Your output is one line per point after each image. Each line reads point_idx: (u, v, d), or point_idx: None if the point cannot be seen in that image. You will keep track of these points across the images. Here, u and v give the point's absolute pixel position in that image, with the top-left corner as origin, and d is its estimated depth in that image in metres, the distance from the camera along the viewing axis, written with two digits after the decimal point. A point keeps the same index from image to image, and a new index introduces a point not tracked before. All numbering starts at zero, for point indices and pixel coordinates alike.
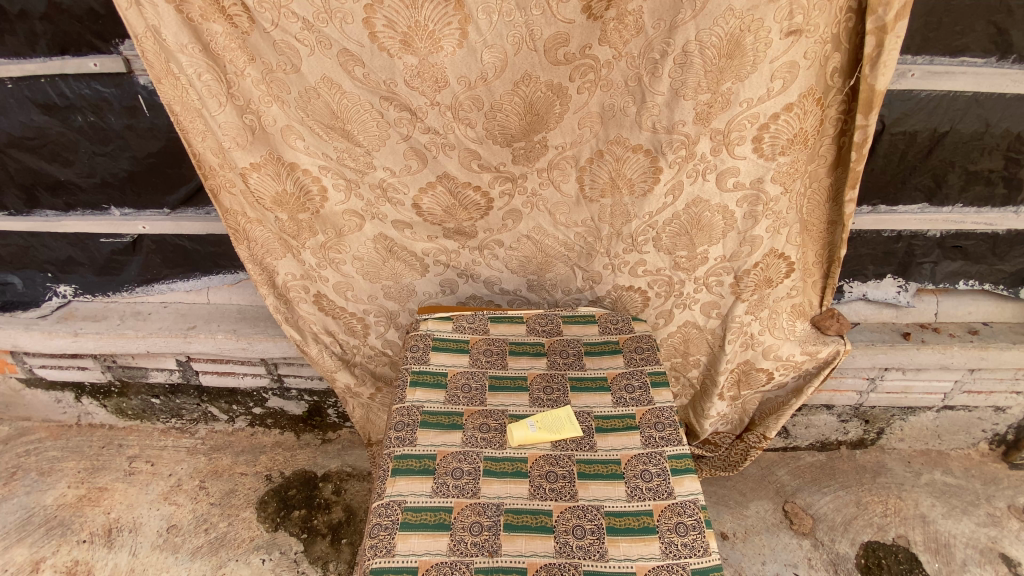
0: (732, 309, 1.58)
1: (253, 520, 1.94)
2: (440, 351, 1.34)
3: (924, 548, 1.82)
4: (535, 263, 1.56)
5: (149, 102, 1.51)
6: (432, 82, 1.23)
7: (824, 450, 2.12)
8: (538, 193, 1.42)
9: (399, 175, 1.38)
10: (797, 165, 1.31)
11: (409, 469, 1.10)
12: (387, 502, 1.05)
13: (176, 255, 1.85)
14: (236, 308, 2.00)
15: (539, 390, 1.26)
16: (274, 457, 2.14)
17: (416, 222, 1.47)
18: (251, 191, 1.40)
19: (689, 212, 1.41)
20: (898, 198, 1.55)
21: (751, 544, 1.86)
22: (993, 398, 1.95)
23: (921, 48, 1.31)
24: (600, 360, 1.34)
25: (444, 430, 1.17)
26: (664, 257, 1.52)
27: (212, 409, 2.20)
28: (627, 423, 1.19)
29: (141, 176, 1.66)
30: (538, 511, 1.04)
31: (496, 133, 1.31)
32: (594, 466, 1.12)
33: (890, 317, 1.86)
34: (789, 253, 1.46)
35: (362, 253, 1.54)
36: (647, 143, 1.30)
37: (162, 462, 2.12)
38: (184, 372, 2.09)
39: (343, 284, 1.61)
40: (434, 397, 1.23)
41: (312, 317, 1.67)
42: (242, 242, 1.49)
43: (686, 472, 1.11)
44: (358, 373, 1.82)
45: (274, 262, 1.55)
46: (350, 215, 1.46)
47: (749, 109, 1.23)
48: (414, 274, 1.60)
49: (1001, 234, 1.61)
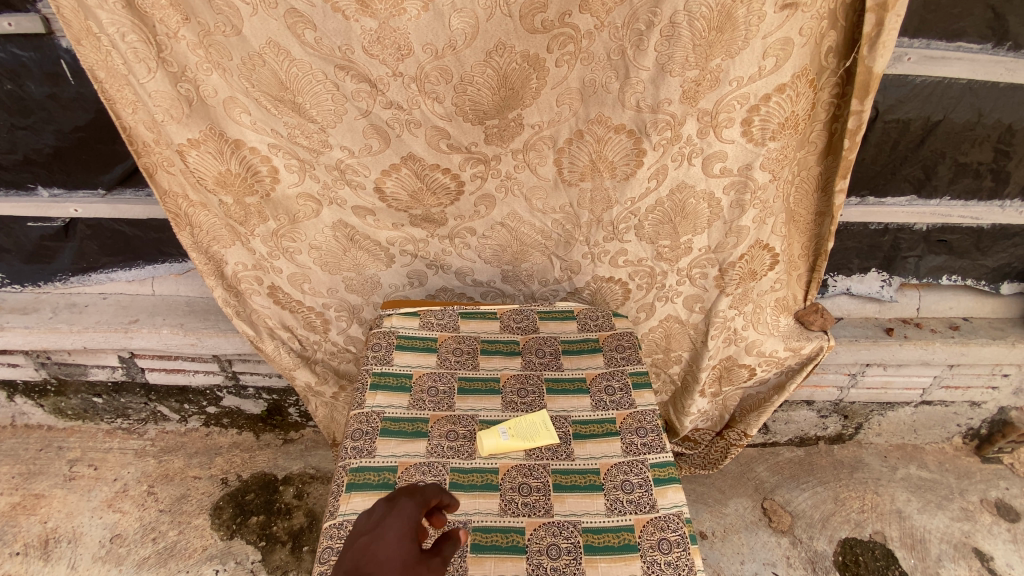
0: (715, 303, 1.51)
1: (206, 528, 1.81)
2: (405, 350, 1.23)
3: (900, 544, 1.81)
4: (510, 252, 1.45)
5: (74, 69, 1.34)
6: (393, 49, 1.09)
7: (802, 445, 2.09)
8: (512, 176, 1.30)
9: (358, 156, 1.24)
10: (786, 151, 1.23)
11: (366, 484, 0.98)
12: (340, 522, 0.94)
13: (116, 241, 1.68)
14: (184, 301, 1.81)
15: (513, 393, 1.16)
16: (231, 458, 2.00)
17: (378, 208, 1.34)
18: (191, 170, 1.25)
19: (673, 198, 1.32)
20: (887, 189, 1.48)
21: (730, 542, 1.83)
22: (969, 393, 1.94)
23: (918, 30, 1.22)
24: (579, 360, 1.24)
25: (408, 439, 1.06)
26: (646, 247, 1.42)
27: (161, 408, 2.04)
28: (607, 428, 1.10)
29: (70, 152, 1.49)
30: (509, 529, 0.95)
31: (467, 108, 1.18)
32: (572, 477, 1.03)
33: (873, 312, 1.80)
34: (774, 244, 1.40)
35: (319, 242, 1.40)
36: (631, 123, 1.20)
37: (106, 466, 1.95)
38: (128, 369, 1.91)
39: (299, 275, 1.47)
40: (396, 402, 1.12)
41: (267, 311, 1.53)
42: (184, 228, 1.34)
43: (669, 483, 1.02)
44: (319, 371, 1.68)
45: (222, 250, 1.40)
46: (305, 200, 1.32)
47: (739, 89, 1.14)
48: (379, 265, 1.47)
49: (987, 228, 1.57)
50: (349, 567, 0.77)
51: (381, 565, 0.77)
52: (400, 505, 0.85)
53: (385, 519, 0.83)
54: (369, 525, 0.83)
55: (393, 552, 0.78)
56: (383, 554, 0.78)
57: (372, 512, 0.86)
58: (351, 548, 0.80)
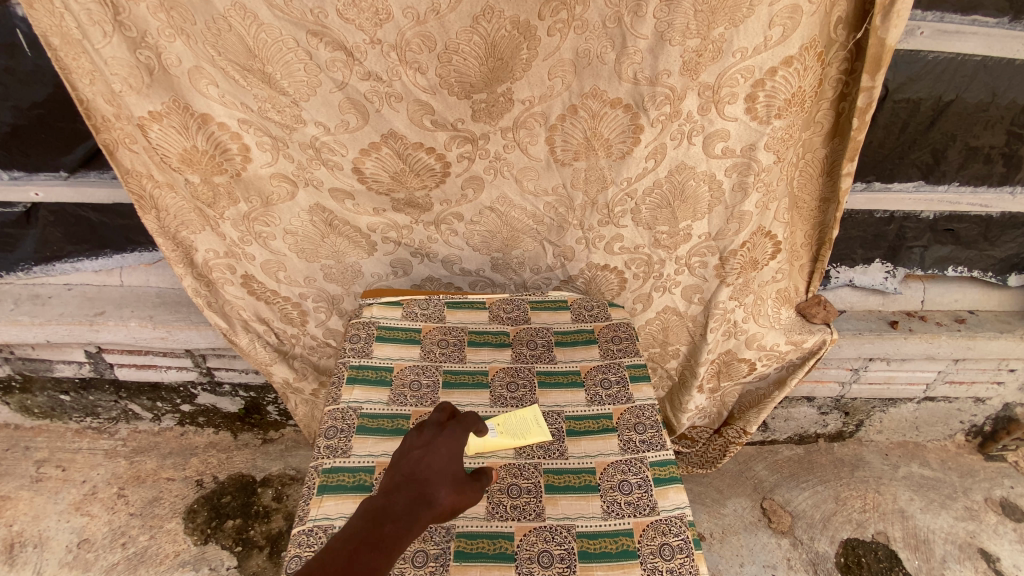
0: (715, 294, 1.44)
1: (179, 533, 1.71)
2: (386, 342, 1.14)
3: (904, 545, 1.75)
4: (500, 239, 1.37)
5: (29, 39, 1.24)
6: (371, 13, 1.00)
7: (801, 444, 2.03)
8: (501, 156, 1.22)
9: (335, 133, 1.16)
10: (792, 130, 1.16)
11: (340, 486, 0.90)
12: (310, 528, 0.85)
13: (81, 228, 1.58)
14: (155, 293, 1.71)
15: (502, 387, 1.08)
16: (207, 459, 1.90)
17: (358, 191, 1.25)
18: (154, 148, 1.15)
19: (672, 180, 1.25)
20: (894, 175, 1.42)
21: (728, 544, 1.76)
22: (973, 389, 1.89)
23: (931, 3, 1.16)
24: (573, 352, 1.16)
25: (387, 437, 0.97)
26: (643, 233, 1.35)
27: (133, 407, 1.93)
28: (603, 424, 1.03)
29: (28, 131, 1.39)
30: (496, 535, 0.86)
31: (452, 80, 1.09)
32: (565, 477, 0.95)
33: (876, 305, 1.73)
34: (776, 231, 1.33)
35: (295, 227, 1.31)
36: (628, 97, 1.12)
37: (75, 467, 1.84)
38: (96, 365, 1.81)
39: (274, 263, 1.38)
40: (375, 397, 1.04)
41: (241, 302, 1.44)
42: (149, 211, 1.24)
43: (671, 483, 0.94)
44: (297, 367, 1.59)
45: (191, 236, 1.30)
46: (279, 181, 1.23)
47: (743, 61, 1.07)
48: (360, 253, 1.38)
49: (995, 217, 1.51)
50: (406, 472, 0.76)
51: (438, 475, 0.76)
52: (451, 427, 0.83)
53: (438, 436, 0.81)
54: (421, 438, 0.82)
55: (447, 464, 0.78)
56: (439, 465, 0.77)
57: (421, 428, 0.84)
58: (404, 456, 0.79)
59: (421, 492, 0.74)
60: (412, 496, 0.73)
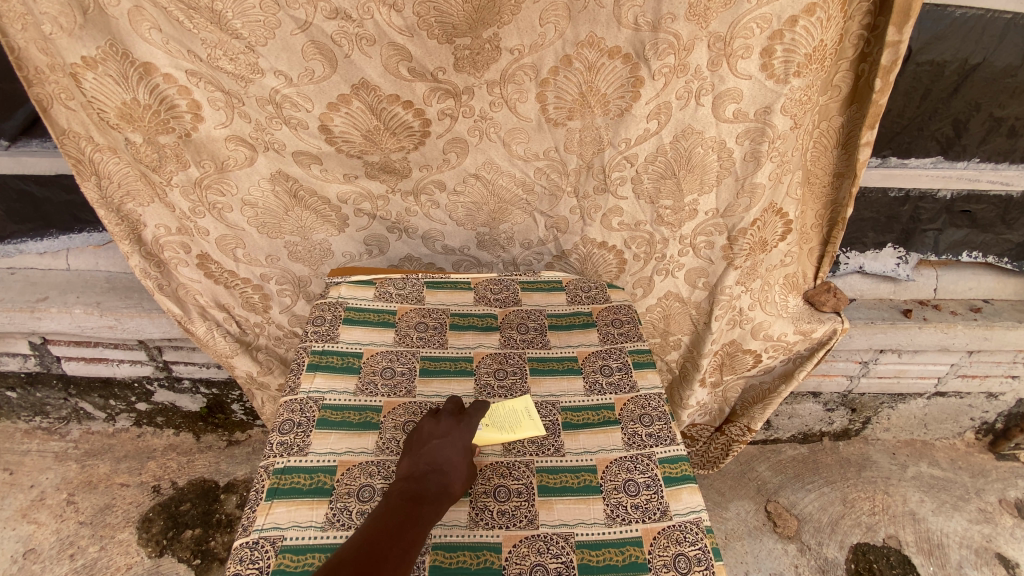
0: (721, 278, 1.32)
1: (132, 544, 1.54)
2: (355, 325, 1.00)
3: (917, 550, 1.64)
4: (486, 211, 1.25)
5: None
6: None
7: (805, 442, 1.92)
8: (488, 116, 1.09)
9: (298, 84, 1.02)
10: (810, 92, 1.04)
11: (294, 489, 0.76)
12: (254, 540, 0.71)
13: (23, 205, 1.42)
14: (105, 277, 1.55)
15: (488, 374, 0.94)
16: (166, 463, 1.73)
17: (326, 154, 1.12)
18: (89, 101, 1.00)
19: (676, 147, 1.13)
20: (911, 148, 1.32)
21: (732, 551, 1.63)
22: (986, 383, 1.79)
23: None
24: (568, 336, 1.03)
25: (352, 433, 0.83)
26: (644, 207, 1.23)
27: (84, 405, 1.76)
28: (604, 416, 0.90)
29: None
30: (480, 547, 0.73)
31: (432, 22, 0.96)
32: (561, 477, 0.81)
33: (887, 293, 1.63)
34: (788, 209, 1.20)
35: (256, 197, 1.17)
36: (627, 46, 1.00)
37: (21, 471, 1.66)
38: (43, 358, 1.64)
39: (232, 239, 1.23)
40: (339, 386, 0.90)
41: (197, 285, 1.29)
42: (88, 177, 1.09)
43: (684, 482, 0.81)
44: (262, 359, 1.44)
45: (138, 208, 1.15)
46: (236, 143, 1.09)
47: (760, 7, 0.95)
48: (331, 229, 1.25)
49: (1016, 197, 1.41)
50: (429, 460, 0.74)
51: (461, 465, 0.75)
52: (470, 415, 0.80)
53: (458, 423, 0.79)
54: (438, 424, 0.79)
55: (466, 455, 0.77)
56: (459, 453, 0.76)
57: (436, 415, 0.81)
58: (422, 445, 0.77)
59: (446, 480, 0.72)
60: (437, 483, 0.71)
